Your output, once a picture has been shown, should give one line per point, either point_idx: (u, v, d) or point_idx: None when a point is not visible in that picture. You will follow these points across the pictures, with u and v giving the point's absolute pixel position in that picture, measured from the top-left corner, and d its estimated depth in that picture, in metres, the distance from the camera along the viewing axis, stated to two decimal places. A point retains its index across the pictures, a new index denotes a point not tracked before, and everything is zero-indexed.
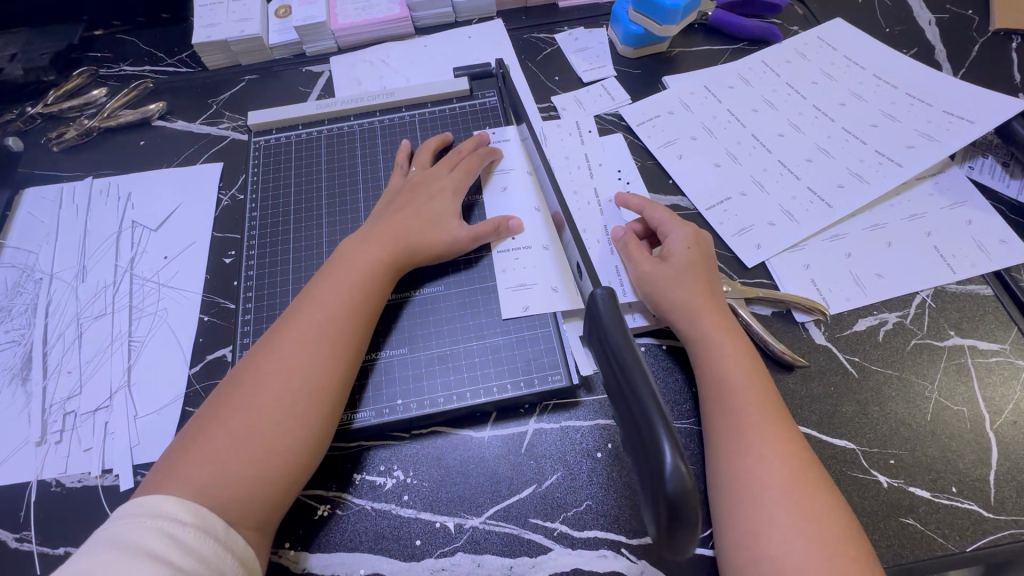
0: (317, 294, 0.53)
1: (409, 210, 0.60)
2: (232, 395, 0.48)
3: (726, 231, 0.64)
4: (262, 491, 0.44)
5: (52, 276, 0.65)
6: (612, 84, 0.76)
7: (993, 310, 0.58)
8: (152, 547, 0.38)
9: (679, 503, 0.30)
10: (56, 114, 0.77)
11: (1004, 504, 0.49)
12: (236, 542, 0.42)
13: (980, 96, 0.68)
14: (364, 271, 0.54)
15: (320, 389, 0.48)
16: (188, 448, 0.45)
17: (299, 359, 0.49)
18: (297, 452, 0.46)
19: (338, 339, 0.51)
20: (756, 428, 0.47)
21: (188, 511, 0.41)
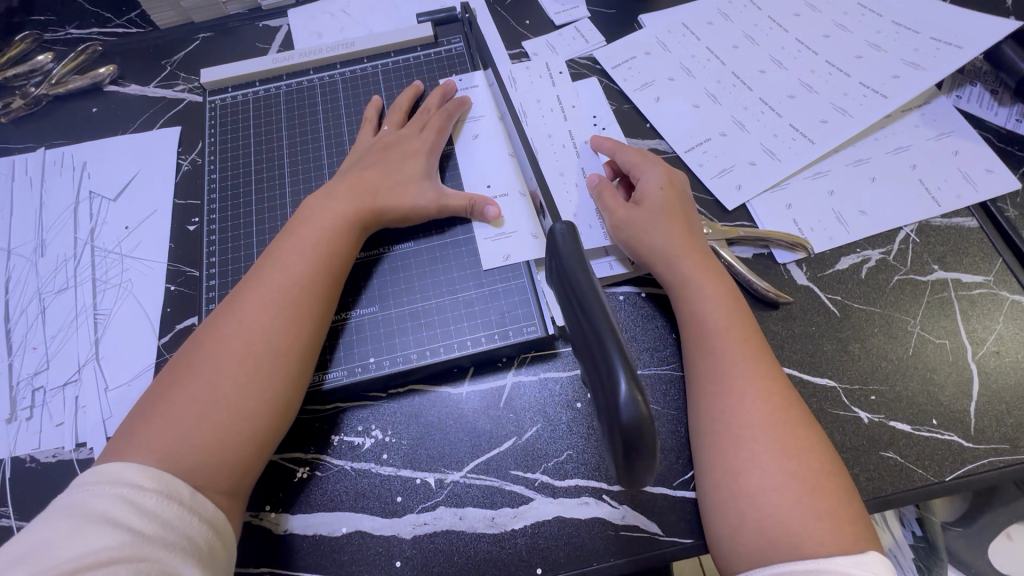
0: (278, 254, 0.51)
1: (377, 170, 0.57)
2: (192, 359, 0.46)
3: (705, 174, 0.61)
4: (232, 455, 0.44)
5: (10, 251, 0.63)
6: (585, 25, 0.72)
7: (978, 242, 0.57)
8: (110, 512, 0.38)
9: (639, 434, 0.30)
10: (1, 83, 0.73)
11: (984, 434, 0.49)
12: (203, 505, 0.41)
13: (969, 19, 0.65)
14: (327, 228, 0.52)
15: (286, 349, 0.47)
16: (149, 414, 0.44)
17: (262, 321, 0.47)
18: (266, 416, 0.46)
19: (303, 300, 0.49)
20: (736, 370, 0.46)
21: (149, 477, 0.40)
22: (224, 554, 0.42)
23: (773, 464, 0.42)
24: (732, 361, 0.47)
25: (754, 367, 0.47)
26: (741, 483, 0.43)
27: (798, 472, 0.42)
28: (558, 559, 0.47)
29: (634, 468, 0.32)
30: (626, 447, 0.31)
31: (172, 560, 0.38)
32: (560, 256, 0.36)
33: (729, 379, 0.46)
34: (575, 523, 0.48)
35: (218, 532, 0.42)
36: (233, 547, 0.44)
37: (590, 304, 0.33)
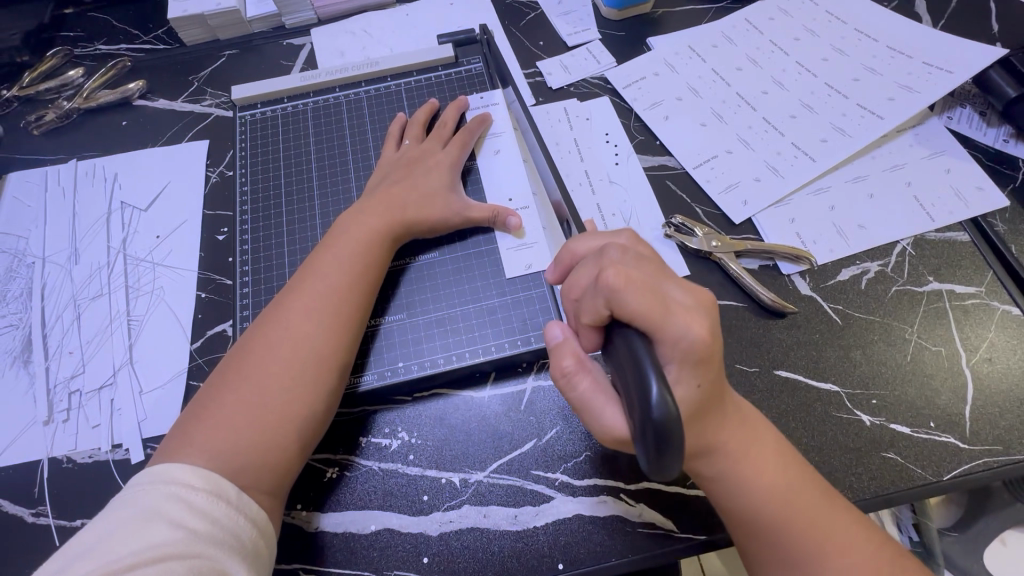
0: (318, 266, 0.54)
1: (406, 184, 0.60)
2: (240, 364, 0.49)
3: (713, 189, 0.65)
4: (274, 456, 0.46)
5: (45, 259, 0.65)
6: (597, 47, 0.76)
7: (971, 255, 0.60)
8: (166, 510, 0.40)
9: (666, 421, 0.33)
10: (33, 96, 0.76)
11: (979, 436, 0.52)
12: (248, 506, 0.44)
13: (959, 46, 0.69)
14: (362, 241, 0.55)
15: (327, 356, 0.50)
16: (199, 416, 0.46)
17: (305, 327, 0.50)
18: (307, 420, 0.48)
19: (342, 307, 0.52)
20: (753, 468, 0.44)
21: (201, 477, 0.43)
22: (266, 553, 0.44)
23: (824, 543, 0.43)
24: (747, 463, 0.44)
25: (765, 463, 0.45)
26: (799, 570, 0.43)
27: (845, 526, 0.44)
28: (579, 555, 0.50)
29: (660, 462, 0.34)
30: (653, 435, 0.33)
31: (222, 558, 0.40)
32: (606, 248, 0.44)
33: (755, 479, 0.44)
34: (594, 520, 0.50)
35: (261, 532, 0.44)
36: (273, 546, 0.46)
37: (622, 286, 0.39)
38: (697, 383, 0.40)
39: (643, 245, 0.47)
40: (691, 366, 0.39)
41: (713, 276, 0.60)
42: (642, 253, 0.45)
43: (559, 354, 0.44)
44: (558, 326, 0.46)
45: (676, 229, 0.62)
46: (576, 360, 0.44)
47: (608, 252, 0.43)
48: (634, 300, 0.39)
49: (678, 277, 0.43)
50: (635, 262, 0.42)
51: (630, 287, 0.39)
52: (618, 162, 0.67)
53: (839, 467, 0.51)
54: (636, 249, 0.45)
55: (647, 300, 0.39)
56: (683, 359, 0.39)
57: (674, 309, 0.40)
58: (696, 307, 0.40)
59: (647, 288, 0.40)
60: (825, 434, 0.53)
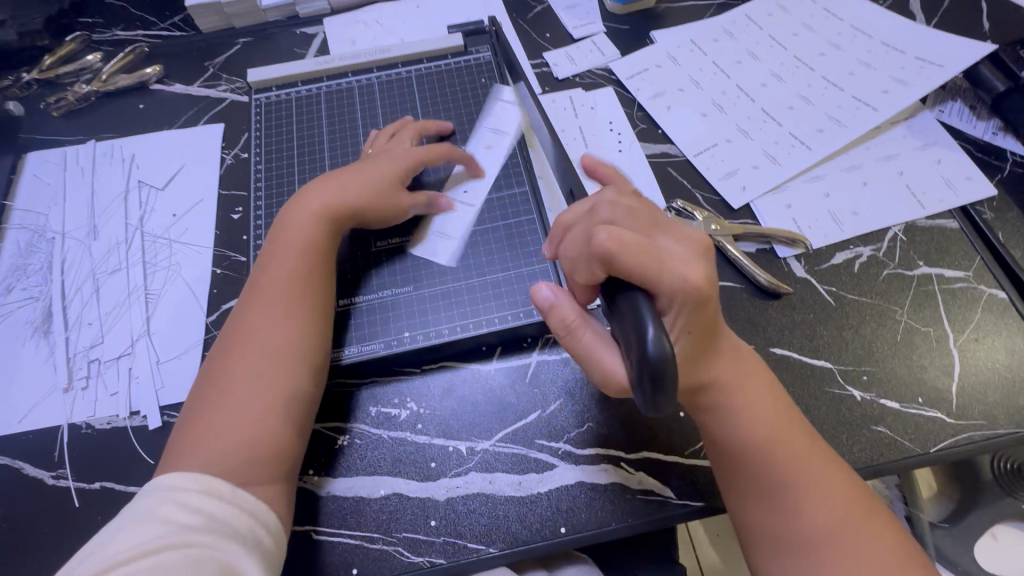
0: (269, 272, 0.55)
1: (348, 177, 0.59)
2: (218, 373, 0.51)
3: (713, 175, 0.67)
4: (269, 446, 0.48)
5: (64, 235, 0.67)
6: (601, 39, 0.78)
7: (959, 241, 0.62)
8: (164, 511, 0.43)
9: (661, 371, 0.35)
10: (53, 80, 0.78)
11: (965, 411, 0.55)
12: (245, 499, 0.45)
13: (951, 42, 0.71)
14: (307, 237, 0.56)
15: (295, 348, 0.51)
16: (190, 428, 0.49)
17: (272, 327, 0.52)
18: (292, 408, 0.50)
19: (300, 303, 0.53)
20: (773, 434, 0.47)
21: (195, 481, 0.45)
22: (273, 545, 0.46)
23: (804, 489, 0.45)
24: (764, 421, 0.47)
25: (789, 436, 0.47)
26: (809, 552, 0.44)
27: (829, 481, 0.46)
28: (581, 520, 0.52)
29: (655, 399, 0.36)
30: (648, 380, 0.36)
31: (218, 545, 0.41)
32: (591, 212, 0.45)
33: (780, 447, 0.47)
34: (596, 487, 0.53)
35: (264, 524, 0.46)
36: (283, 542, 0.47)
37: (615, 249, 0.40)
38: (688, 326, 0.43)
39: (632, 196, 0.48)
40: (689, 311, 0.42)
41: (712, 258, 0.63)
42: (616, 197, 0.46)
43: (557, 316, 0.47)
44: (547, 285, 0.48)
45: (676, 212, 0.64)
46: (574, 320, 0.47)
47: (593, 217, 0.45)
48: (632, 263, 0.40)
49: (663, 223, 0.45)
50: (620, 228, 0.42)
51: (625, 250, 0.40)
52: (621, 148, 0.70)
53: (830, 439, 0.54)
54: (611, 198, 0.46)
55: (644, 259, 0.40)
56: (679, 299, 0.41)
57: (669, 266, 0.41)
58: (685, 254, 0.42)
59: (641, 249, 0.41)
60: (818, 408, 0.55)
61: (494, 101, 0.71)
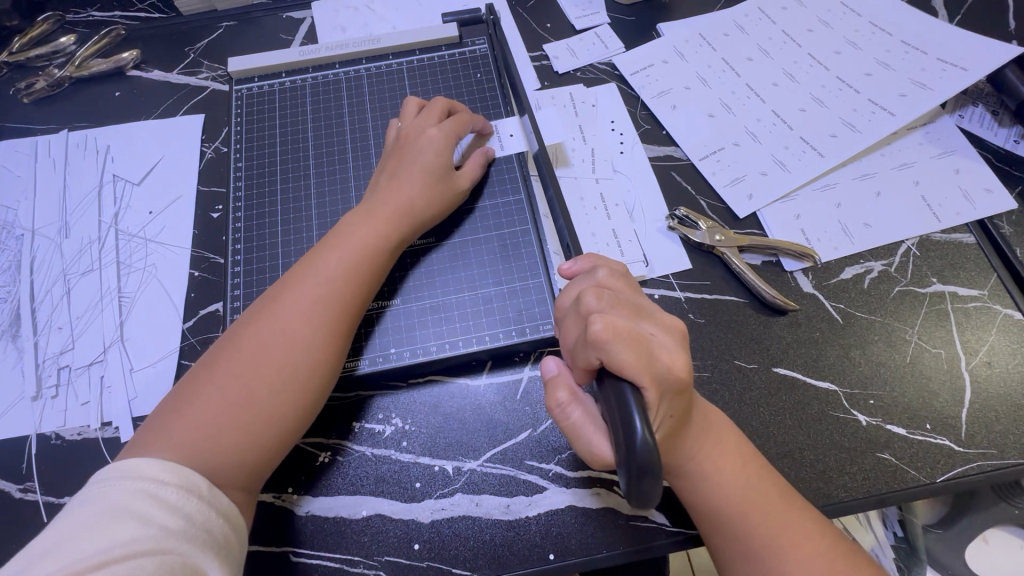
0: (312, 266, 0.52)
1: (401, 176, 0.57)
2: (227, 362, 0.47)
3: (719, 181, 0.64)
4: (255, 456, 0.46)
5: (34, 232, 0.64)
6: (605, 31, 0.74)
7: (975, 258, 0.59)
8: (136, 508, 0.38)
9: (649, 460, 0.33)
10: (24, 63, 0.74)
11: (974, 439, 0.52)
12: (221, 500, 0.43)
13: (976, 43, 0.67)
14: (364, 247, 0.53)
15: (315, 360, 0.48)
16: (178, 410, 0.45)
17: (296, 329, 0.49)
18: (291, 420, 0.47)
19: (337, 314, 0.50)
20: (746, 498, 0.45)
21: (171, 472, 0.41)
22: (237, 547, 0.43)
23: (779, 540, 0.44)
24: (736, 481, 0.45)
25: (767, 500, 0.45)
26: None
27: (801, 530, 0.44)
28: (570, 547, 0.49)
29: (641, 489, 0.34)
30: (634, 468, 0.34)
31: (193, 552, 0.39)
32: (580, 294, 0.43)
33: (757, 512, 0.44)
34: (586, 512, 0.50)
35: (233, 525, 0.43)
36: (244, 544, 0.45)
37: (609, 336, 0.39)
38: (673, 414, 0.42)
39: (621, 279, 0.46)
40: (672, 397, 0.41)
41: (715, 270, 0.60)
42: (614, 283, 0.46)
43: (553, 386, 0.44)
44: (554, 359, 0.46)
45: (679, 221, 0.61)
46: (570, 390, 0.44)
47: (589, 298, 0.42)
48: (622, 355, 0.38)
49: (654, 311, 0.44)
50: (613, 315, 0.42)
51: (617, 340, 0.39)
52: (623, 151, 0.66)
53: (833, 466, 0.51)
54: (604, 282, 0.46)
55: (633, 350, 0.39)
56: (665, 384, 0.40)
57: (659, 353, 0.41)
58: (674, 344, 0.42)
59: (633, 339, 0.39)
60: (821, 434, 0.53)
61: (490, 97, 0.67)
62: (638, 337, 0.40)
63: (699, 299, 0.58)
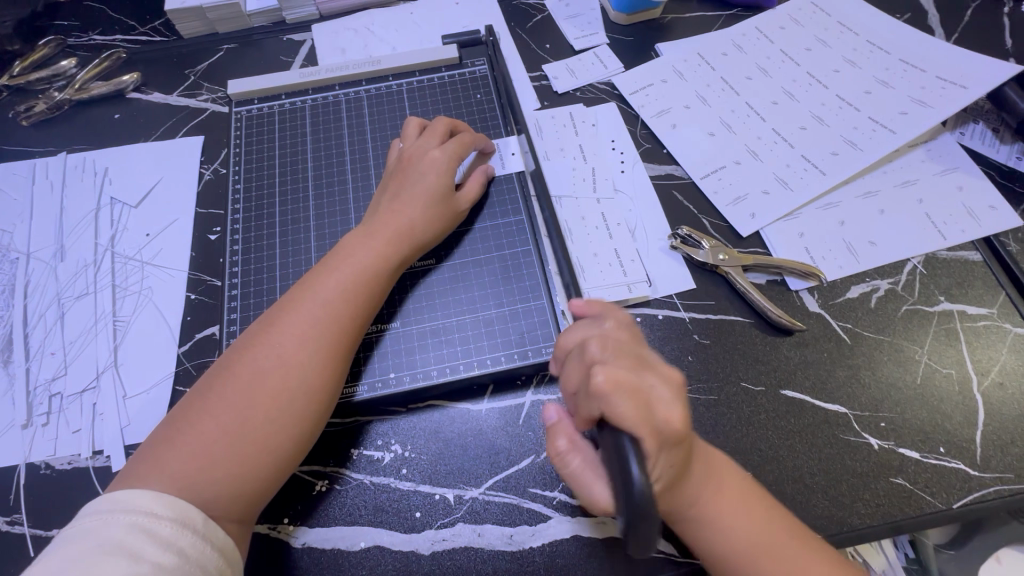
0: (312, 289, 0.51)
1: (404, 198, 0.56)
2: (223, 390, 0.46)
3: (720, 201, 0.63)
4: (252, 486, 0.44)
5: (30, 255, 0.63)
6: (604, 51, 0.74)
7: (983, 276, 0.59)
8: (128, 543, 0.37)
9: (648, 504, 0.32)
10: (24, 86, 0.74)
11: (990, 463, 0.51)
12: (217, 534, 0.41)
13: (975, 61, 0.67)
14: (365, 268, 0.52)
15: (314, 388, 0.47)
16: (173, 438, 0.44)
17: (295, 355, 0.47)
18: (289, 450, 0.46)
19: (337, 339, 0.49)
20: (759, 537, 0.43)
21: (165, 505, 0.40)
22: None
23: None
24: (742, 527, 0.44)
25: (775, 540, 0.43)
26: None
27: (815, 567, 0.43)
28: None
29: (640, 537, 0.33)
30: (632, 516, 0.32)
31: None
32: (584, 343, 0.43)
33: (769, 559, 0.43)
34: (592, 542, 0.49)
35: (228, 562, 0.42)
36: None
37: (611, 389, 0.38)
38: (672, 466, 0.39)
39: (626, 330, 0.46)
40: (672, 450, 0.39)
41: (719, 290, 0.59)
42: (628, 337, 0.44)
43: (553, 434, 0.43)
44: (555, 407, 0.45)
45: (682, 240, 0.61)
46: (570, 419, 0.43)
47: (597, 344, 0.42)
48: (622, 406, 0.37)
49: (654, 362, 0.43)
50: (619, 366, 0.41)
51: (618, 391, 0.38)
52: (624, 170, 0.66)
53: (845, 492, 0.50)
54: (610, 338, 0.44)
55: (632, 402, 0.38)
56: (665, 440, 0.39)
57: (656, 406, 0.39)
58: (673, 397, 0.40)
59: (633, 392, 0.39)
60: (832, 459, 0.51)
61: (490, 118, 0.67)
62: (637, 387, 0.39)
63: (704, 320, 0.58)
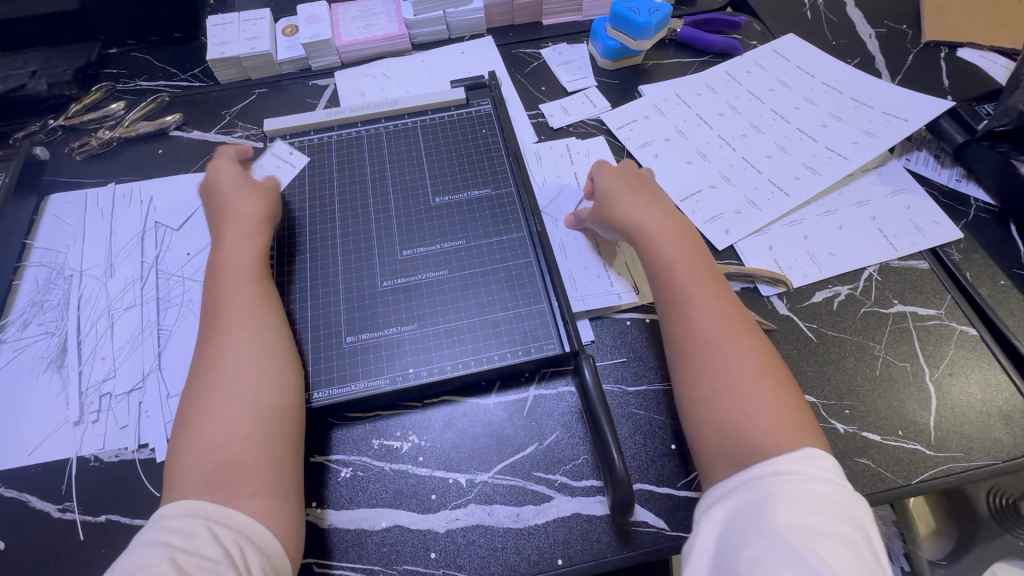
0: (224, 297, 0.58)
1: (231, 214, 0.65)
2: (199, 402, 0.51)
3: (698, 219, 0.72)
4: (251, 458, 0.49)
5: (82, 272, 0.70)
6: (593, 92, 0.85)
7: (931, 281, 0.67)
8: (157, 539, 0.43)
9: (624, 492, 0.49)
10: (77, 126, 0.83)
11: (944, 443, 0.57)
12: (237, 521, 0.45)
13: (915, 98, 0.78)
14: (246, 265, 0.61)
15: (264, 365, 0.54)
16: (182, 460, 0.49)
17: (241, 348, 0.54)
18: (273, 421, 0.51)
19: (260, 323, 0.57)
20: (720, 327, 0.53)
21: (185, 507, 0.45)
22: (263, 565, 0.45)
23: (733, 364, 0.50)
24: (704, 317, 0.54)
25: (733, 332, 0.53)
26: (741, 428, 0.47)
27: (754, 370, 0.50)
28: (578, 552, 0.53)
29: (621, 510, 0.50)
30: (617, 503, 0.49)
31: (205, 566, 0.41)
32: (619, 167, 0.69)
33: (714, 351, 0.52)
34: (591, 519, 0.54)
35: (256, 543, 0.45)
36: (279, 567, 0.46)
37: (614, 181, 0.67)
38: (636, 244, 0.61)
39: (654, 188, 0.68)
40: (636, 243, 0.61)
41: None
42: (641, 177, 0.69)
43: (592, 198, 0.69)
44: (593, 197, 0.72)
45: None
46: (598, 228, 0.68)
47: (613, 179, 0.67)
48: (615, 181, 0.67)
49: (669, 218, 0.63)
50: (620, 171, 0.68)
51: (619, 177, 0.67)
52: None
53: None
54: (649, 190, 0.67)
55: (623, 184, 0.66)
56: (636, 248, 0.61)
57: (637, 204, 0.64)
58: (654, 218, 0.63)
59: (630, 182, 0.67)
60: None
61: (494, 149, 0.76)
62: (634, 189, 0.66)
63: None
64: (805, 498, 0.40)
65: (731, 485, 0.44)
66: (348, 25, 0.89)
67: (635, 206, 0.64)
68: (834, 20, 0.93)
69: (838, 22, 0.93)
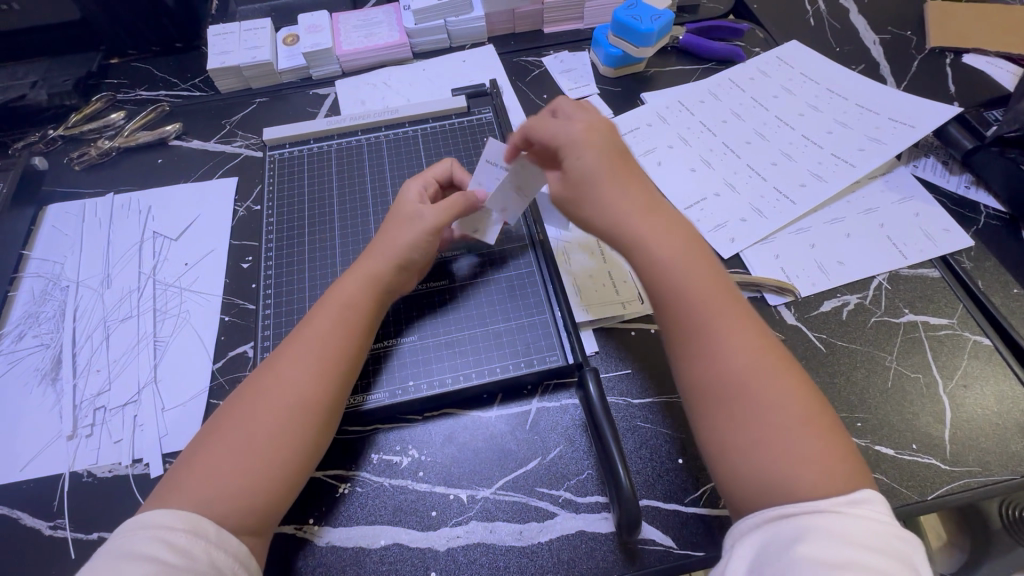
0: (308, 324, 0.54)
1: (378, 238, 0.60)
2: (231, 416, 0.49)
3: (703, 227, 0.70)
4: (263, 489, 0.47)
5: (78, 283, 0.69)
6: (596, 100, 0.84)
7: (942, 290, 0.65)
8: (146, 550, 0.40)
9: (631, 510, 0.47)
10: (77, 136, 0.83)
11: (960, 458, 0.55)
12: (230, 543, 0.44)
13: (922, 104, 0.77)
14: (348, 295, 0.56)
15: (312, 402, 0.50)
16: (189, 467, 0.46)
17: (290, 377, 0.51)
18: (295, 460, 0.48)
19: (328, 362, 0.52)
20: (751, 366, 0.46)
21: (182, 519, 0.43)
22: None
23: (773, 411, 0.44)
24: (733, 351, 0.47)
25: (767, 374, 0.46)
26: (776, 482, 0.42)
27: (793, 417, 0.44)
28: (583, 571, 0.51)
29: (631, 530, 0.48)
30: (625, 521, 0.48)
31: None
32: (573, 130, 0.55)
33: (755, 387, 0.45)
34: (596, 537, 0.52)
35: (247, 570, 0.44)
36: None
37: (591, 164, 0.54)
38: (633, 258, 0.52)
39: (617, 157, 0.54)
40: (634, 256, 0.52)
41: None
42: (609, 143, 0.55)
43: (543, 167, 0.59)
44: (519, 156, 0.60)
45: None
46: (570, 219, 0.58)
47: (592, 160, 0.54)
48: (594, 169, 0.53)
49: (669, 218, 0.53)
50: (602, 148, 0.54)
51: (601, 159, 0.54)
52: None
53: None
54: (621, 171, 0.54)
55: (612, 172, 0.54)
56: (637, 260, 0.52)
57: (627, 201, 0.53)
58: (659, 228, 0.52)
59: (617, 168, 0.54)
60: None
61: None
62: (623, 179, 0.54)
63: None
64: (842, 531, 0.37)
65: (766, 516, 0.40)
66: (349, 34, 0.88)
67: (635, 205, 0.53)
68: (837, 26, 0.92)
69: (841, 28, 0.92)
